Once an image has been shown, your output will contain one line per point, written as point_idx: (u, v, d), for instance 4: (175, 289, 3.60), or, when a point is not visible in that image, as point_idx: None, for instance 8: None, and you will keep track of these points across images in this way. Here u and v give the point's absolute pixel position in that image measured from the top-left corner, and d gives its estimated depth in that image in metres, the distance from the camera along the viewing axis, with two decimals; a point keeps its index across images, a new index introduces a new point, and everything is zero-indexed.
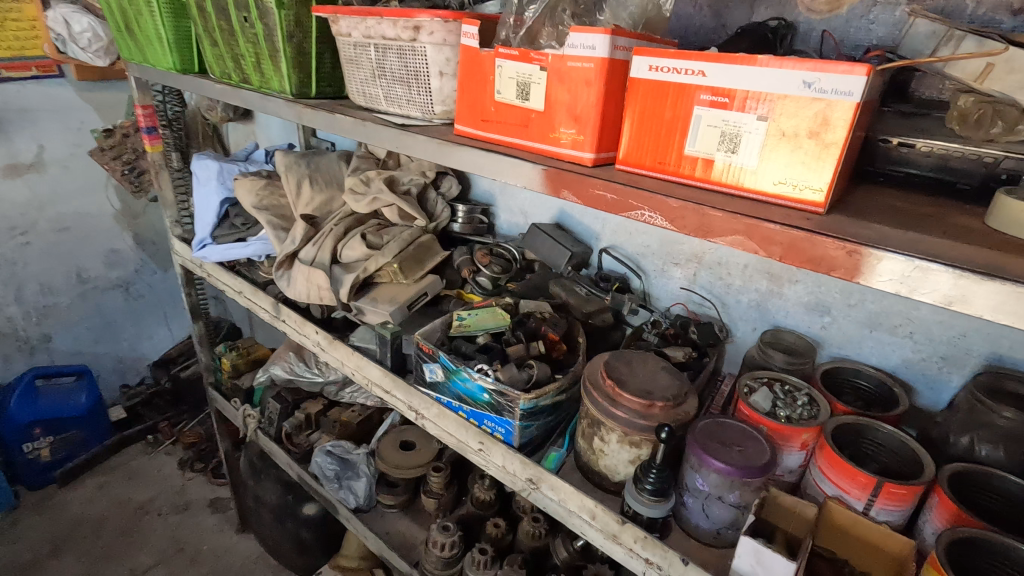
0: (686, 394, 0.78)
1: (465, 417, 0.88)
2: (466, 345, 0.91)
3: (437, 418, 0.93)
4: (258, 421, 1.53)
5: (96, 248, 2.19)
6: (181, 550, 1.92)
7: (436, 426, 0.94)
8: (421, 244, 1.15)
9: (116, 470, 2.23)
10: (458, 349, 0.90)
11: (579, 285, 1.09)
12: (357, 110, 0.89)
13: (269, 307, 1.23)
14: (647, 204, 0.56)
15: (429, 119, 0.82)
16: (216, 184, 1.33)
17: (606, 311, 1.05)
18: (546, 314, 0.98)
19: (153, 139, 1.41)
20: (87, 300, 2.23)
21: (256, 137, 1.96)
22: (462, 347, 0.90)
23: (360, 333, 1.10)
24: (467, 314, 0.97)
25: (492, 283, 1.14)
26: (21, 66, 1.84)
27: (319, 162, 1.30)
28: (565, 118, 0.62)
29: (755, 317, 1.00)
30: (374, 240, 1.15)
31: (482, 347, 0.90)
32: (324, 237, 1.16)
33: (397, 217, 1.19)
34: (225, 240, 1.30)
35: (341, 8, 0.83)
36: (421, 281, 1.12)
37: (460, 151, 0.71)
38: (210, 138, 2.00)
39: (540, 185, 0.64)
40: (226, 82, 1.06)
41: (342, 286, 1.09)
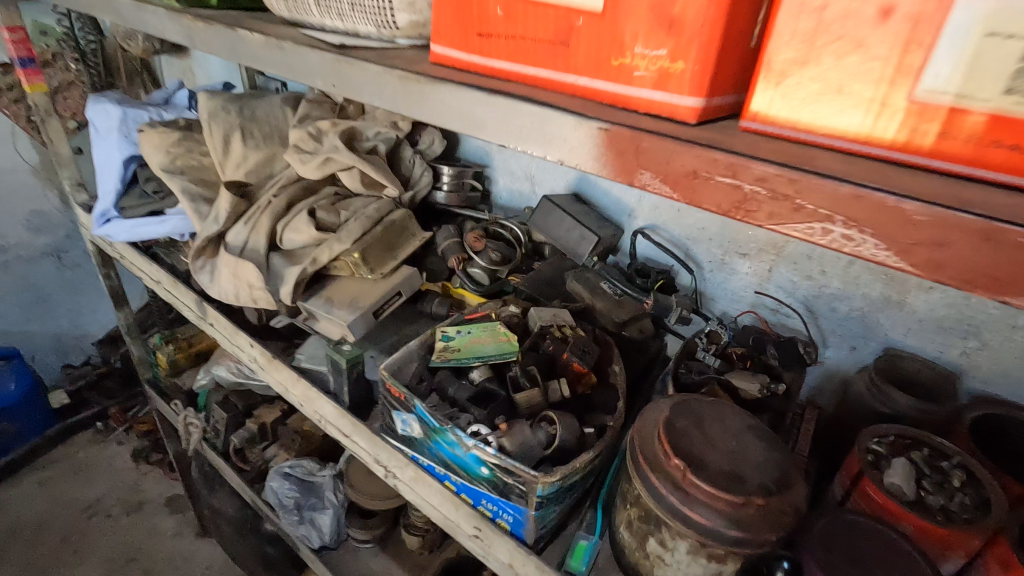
0: (791, 475, 0.51)
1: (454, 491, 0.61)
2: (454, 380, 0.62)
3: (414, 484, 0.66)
4: (202, 432, 1.25)
5: (13, 210, 1.84)
6: (134, 559, 1.70)
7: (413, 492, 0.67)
8: (391, 224, 0.85)
9: (61, 464, 1.97)
10: (444, 391, 0.62)
11: (606, 281, 0.80)
12: (278, 26, 0.56)
13: (193, 306, 0.93)
14: (842, 209, 0.28)
15: (390, 39, 0.49)
16: (118, 136, 0.99)
17: (643, 319, 0.76)
18: (568, 333, 0.69)
19: (32, 74, 1.04)
20: (9, 272, 1.89)
21: (194, 74, 1.59)
22: (450, 386, 0.62)
23: (309, 348, 0.81)
24: (455, 331, 0.68)
25: (489, 277, 0.85)
26: None
27: (255, 107, 0.96)
28: (646, 27, 0.31)
29: (855, 332, 0.72)
30: (327, 220, 0.84)
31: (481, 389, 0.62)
32: (259, 214, 0.85)
33: (359, 186, 0.87)
34: (133, 213, 0.97)
35: None
36: (392, 276, 0.82)
37: (443, 94, 0.40)
38: (137, 74, 1.61)
39: (593, 160, 0.34)
40: None
41: (282, 285, 0.79)
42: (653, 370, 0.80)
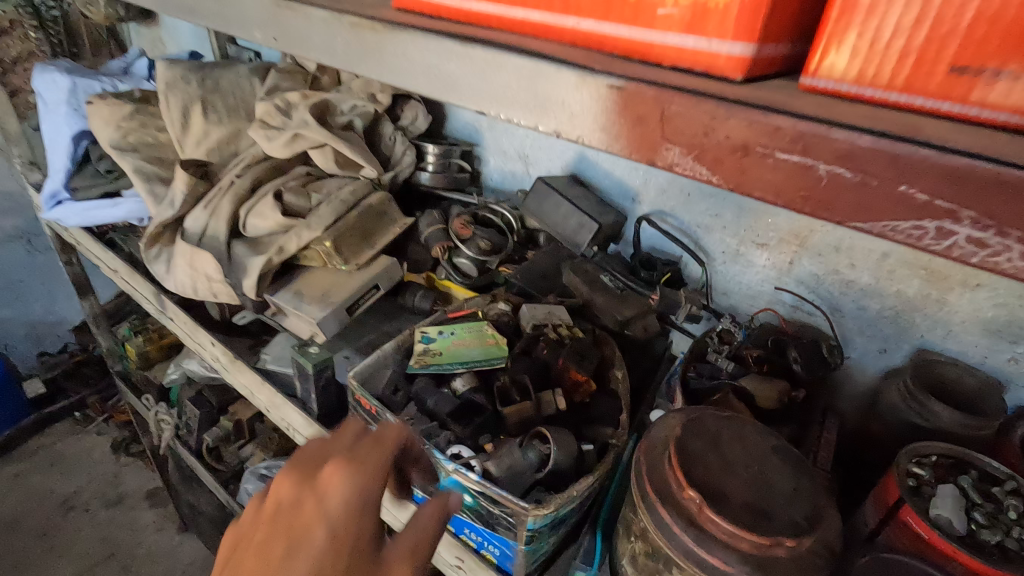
0: (823, 509, 0.44)
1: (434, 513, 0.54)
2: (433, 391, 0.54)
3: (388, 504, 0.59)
4: (174, 429, 1.18)
5: None
6: (112, 556, 1.63)
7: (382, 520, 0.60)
8: (368, 209, 0.76)
9: (37, 455, 1.89)
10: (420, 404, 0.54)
11: (607, 274, 0.72)
12: None
13: (152, 299, 0.84)
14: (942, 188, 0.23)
15: None
16: (66, 109, 0.89)
17: (649, 316, 0.68)
18: (564, 334, 0.61)
19: None
20: None
21: (165, 43, 1.47)
22: (425, 399, 0.54)
23: (275, 346, 0.72)
24: (436, 332, 0.60)
25: (477, 268, 0.77)
26: None
27: (218, 77, 0.86)
28: None
29: (886, 333, 0.64)
30: (296, 205, 0.75)
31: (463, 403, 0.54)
32: (220, 197, 0.76)
33: (332, 166, 0.78)
34: (84, 195, 0.88)
35: None
36: (368, 267, 0.73)
37: (409, 47, 0.35)
38: (103, 43, 1.49)
39: (601, 120, 0.29)
40: None
41: (245, 277, 0.70)
42: (658, 371, 0.72)
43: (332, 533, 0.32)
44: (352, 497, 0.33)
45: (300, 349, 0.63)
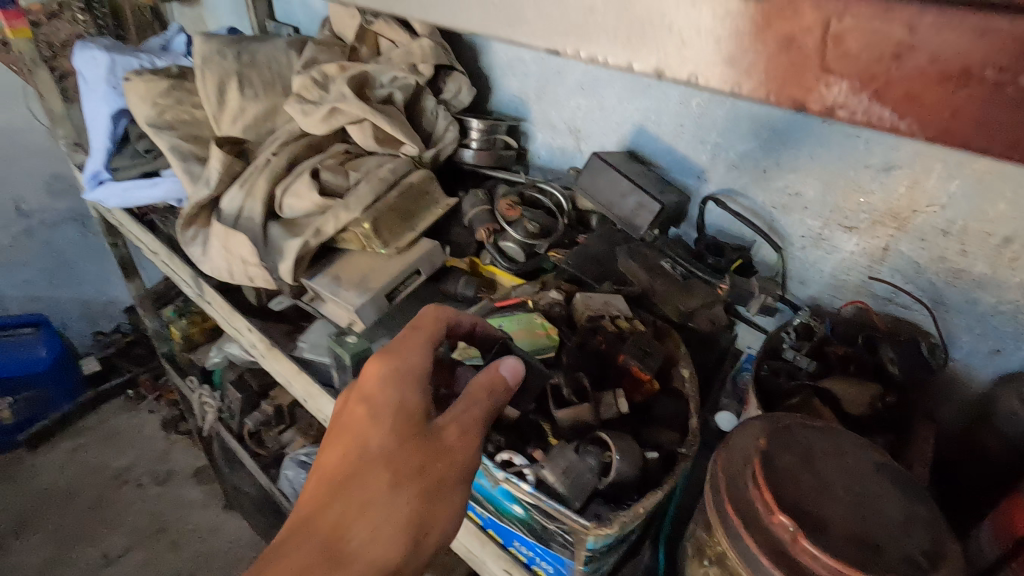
0: (941, 542, 0.37)
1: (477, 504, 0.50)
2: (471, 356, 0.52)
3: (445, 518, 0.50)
4: (217, 411, 1.18)
5: (32, 175, 1.74)
6: (161, 531, 1.68)
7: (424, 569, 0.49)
8: (409, 188, 0.71)
9: (93, 430, 1.96)
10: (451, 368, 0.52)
11: (670, 259, 0.66)
12: None
13: (190, 282, 0.82)
14: None
15: None
16: (106, 87, 0.87)
17: (716, 308, 0.62)
18: (624, 326, 0.55)
19: (13, 18, 0.91)
20: (33, 237, 1.83)
21: (207, 23, 1.44)
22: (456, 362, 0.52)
23: (313, 334, 0.69)
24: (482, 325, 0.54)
25: (525, 252, 0.71)
26: None
27: (255, 50, 0.82)
28: None
29: (1005, 333, 0.55)
30: (333, 183, 0.71)
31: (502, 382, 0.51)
32: (256, 174, 0.72)
33: (372, 143, 0.74)
34: (125, 175, 0.87)
35: None
36: (409, 250, 0.68)
37: None
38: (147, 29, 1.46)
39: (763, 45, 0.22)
40: None
41: (281, 260, 0.67)
42: (725, 367, 0.66)
43: (376, 411, 0.44)
44: (386, 385, 0.45)
45: (338, 337, 0.63)
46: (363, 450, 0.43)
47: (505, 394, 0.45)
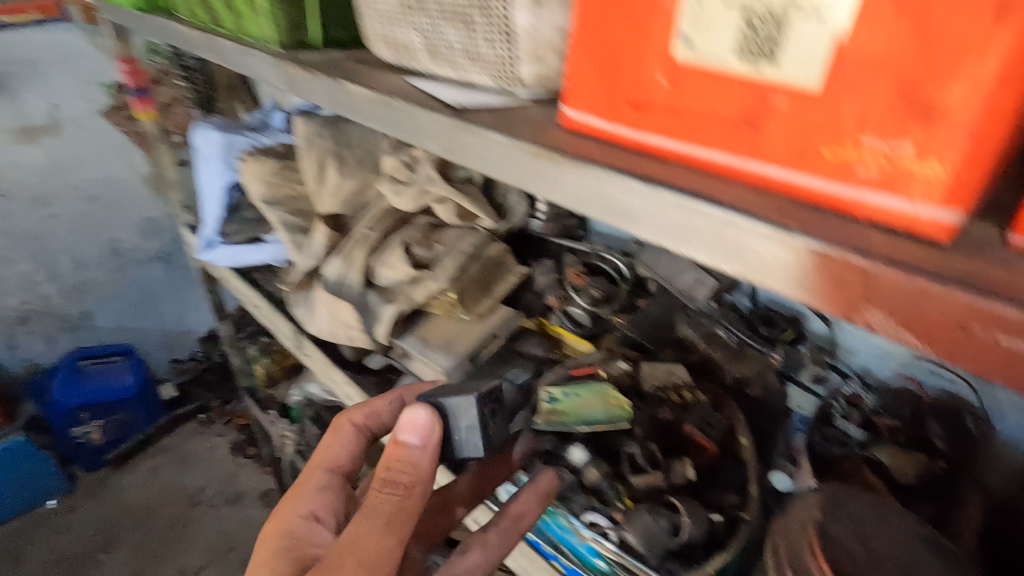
0: None
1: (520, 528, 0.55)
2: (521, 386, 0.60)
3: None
4: (296, 444, 1.29)
5: (127, 218, 1.92)
6: (232, 550, 1.80)
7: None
8: (489, 260, 0.81)
9: (169, 452, 2.11)
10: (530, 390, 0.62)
11: (726, 329, 0.73)
12: (377, 74, 0.49)
13: (290, 335, 0.93)
14: None
15: (507, 89, 0.41)
16: (219, 163, 0.99)
17: (770, 376, 0.69)
18: (687, 397, 0.62)
19: (144, 103, 1.16)
20: (125, 273, 2.01)
21: None
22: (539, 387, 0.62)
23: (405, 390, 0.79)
24: (561, 392, 0.62)
25: (590, 318, 0.80)
26: (17, 10, 1.54)
27: (348, 132, 0.93)
28: (881, 113, 0.23)
29: None
30: (423, 256, 0.81)
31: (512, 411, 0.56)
32: (354, 246, 0.82)
33: (453, 218, 0.82)
34: (236, 240, 1.01)
35: None
36: (488, 317, 0.78)
37: (580, 178, 0.33)
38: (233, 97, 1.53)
39: (795, 282, 0.27)
40: (195, 24, 0.67)
41: (378, 325, 0.77)
42: (776, 432, 0.68)
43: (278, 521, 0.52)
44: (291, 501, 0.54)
45: None
46: (269, 533, 0.51)
47: (410, 465, 0.47)
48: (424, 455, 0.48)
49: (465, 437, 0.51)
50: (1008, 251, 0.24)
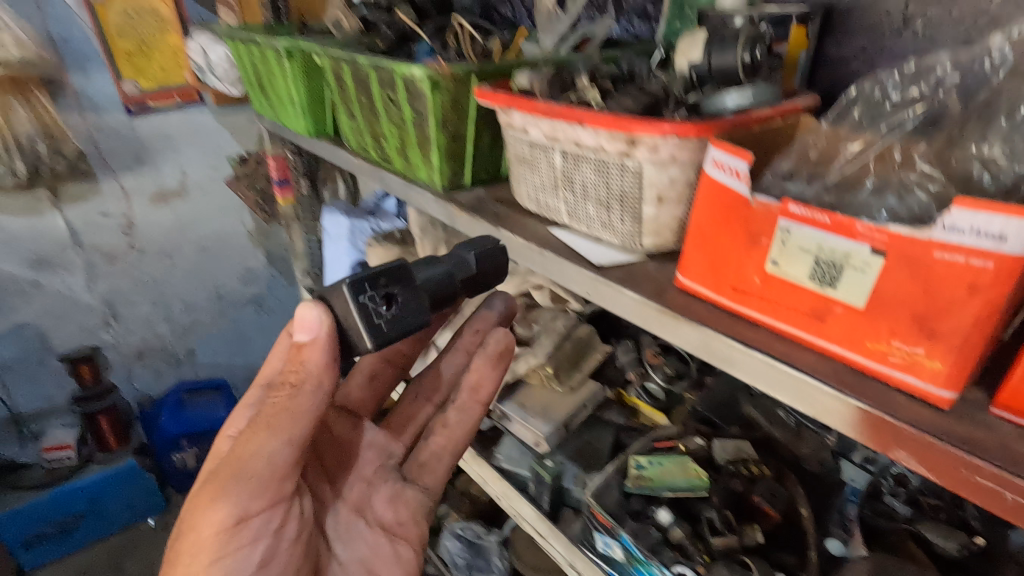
0: None
1: (480, 398, 0.66)
2: (449, 271, 0.54)
3: (390, 505, 0.61)
4: None
5: (231, 267, 2.18)
6: None
7: (386, 544, 0.60)
8: (579, 339, 0.95)
9: None
10: (468, 271, 0.56)
11: (784, 409, 0.85)
12: (524, 221, 0.66)
13: None
14: None
15: (630, 248, 0.57)
16: (347, 244, 1.21)
17: (825, 453, 0.80)
18: (754, 471, 0.75)
19: (285, 191, 1.39)
20: (225, 315, 2.25)
21: None
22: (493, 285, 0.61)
23: (506, 448, 0.93)
24: (647, 460, 0.77)
25: (664, 393, 0.94)
26: (165, 95, 1.81)
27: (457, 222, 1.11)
28: (904, 327, 0.37)
29: None
30: (523, 334, 0.97)
31: (420, 295, 0.50)
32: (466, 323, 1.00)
33: (547, 302, 0.99)
34: None
35: (517, 99, 0.57)
36: (579, 389, 0.93)
37: (693, 332, 0.48)
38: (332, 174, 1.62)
39: (851, 427, 0.40)
40: (364, 156, 0.86)
41: None
42: (830, 499, 0.78)
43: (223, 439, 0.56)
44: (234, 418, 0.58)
45: (539, 460, 0.87)
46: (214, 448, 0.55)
47: (306, 367, 0.46)
48: (317, 352, 0.46)
49: (353, 328, 0.47)
50: (986, 414, 0.38)
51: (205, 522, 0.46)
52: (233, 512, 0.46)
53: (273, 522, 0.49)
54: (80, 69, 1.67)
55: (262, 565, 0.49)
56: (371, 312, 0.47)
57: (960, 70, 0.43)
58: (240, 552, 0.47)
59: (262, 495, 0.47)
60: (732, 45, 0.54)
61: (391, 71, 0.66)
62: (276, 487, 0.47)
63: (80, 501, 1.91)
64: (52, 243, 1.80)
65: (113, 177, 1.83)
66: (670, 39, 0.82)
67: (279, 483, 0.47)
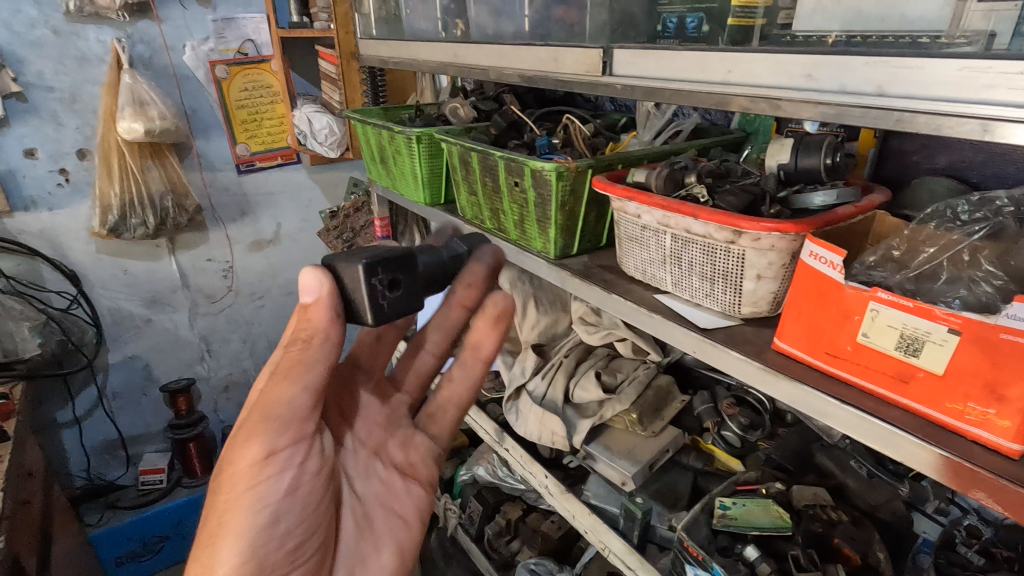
0: None
1: (482, 356, 0.71)
2: (444, 260, 0.56)
3: (403, 448, 0.66)
4: (459, 517, 1.53)
5: None
6: None
7: (398, 481, 0.64)
8: (660, 388, 1.05)
9: None
10: (462, 259, 0.58)
11: (857, 461, 0.93)
12: (630, 286, 0.79)
13: (491, 431, 1.20)
14: None
15: (729, 314, 0.68)
16: None
17: (899, 503, 0.86)
18: (832, 514, 0.82)
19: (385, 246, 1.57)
20: None
21: None
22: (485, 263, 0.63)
23: (594, 486, 1.03)
24: (730, 501, 0.85)
25: (740, 441, 1.01)
26: (270, 157, 2.06)
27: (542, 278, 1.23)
28: (977, 391, 0.47)
29: None
30: (609, 381, 1.06)
31: (419, 281, 0.52)
32: (554, 370, 1.10)
33: (628, 352, 1.08)
34: None
35: (635, 192, 0.70)
36: (662, 434, 1.02)
37: (792, 388, 0.58)
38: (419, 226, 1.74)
39: (933, 471, 0.49)
40: (478, 225, 1.01)
41: (576, 433, 1.02)
42: (905, 547, 0.84)
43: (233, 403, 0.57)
44: None
45: (629, 497, 0.95)
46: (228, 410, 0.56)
47: (317, 319, 0.47)
48: (321, 310, 0.46)
49: (355, 306, 0.48)
50: None
51: (237, 456, 0.47)
52: (263, 445, 0.47)
53: (300, 456, 0.50)
54: (203, 135, 1.92)
55: (290, 494, 0.50)
56: (376, 296, 0.48)
57: (1016, 201, 0.52)
58: (274, 484, 0.49)
59: (288, 429, 0.48)
60: (815, 151, 0.66)
61: (523, 164, 0.81)
62: (299, 424, 0.49)
63: (166, 524, 2.06)
64: (164, 284, 2.01)
65: (221, 227, 2.06)
66: (745, 128, 0.94)
67: (300, 420, 0.49)
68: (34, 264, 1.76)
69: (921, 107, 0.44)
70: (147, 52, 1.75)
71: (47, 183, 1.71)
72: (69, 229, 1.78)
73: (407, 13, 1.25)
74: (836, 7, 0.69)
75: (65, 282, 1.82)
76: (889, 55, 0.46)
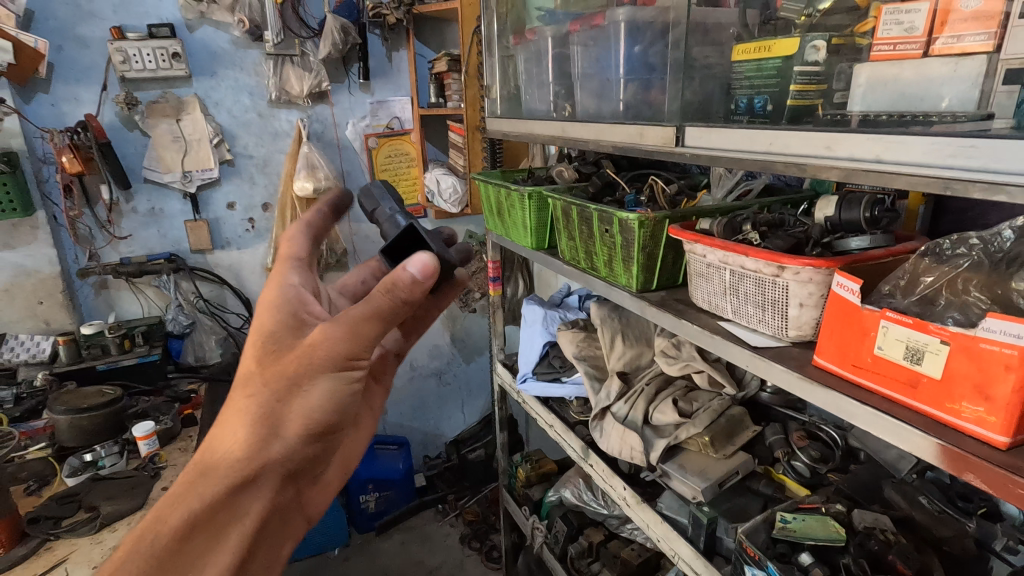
0: None
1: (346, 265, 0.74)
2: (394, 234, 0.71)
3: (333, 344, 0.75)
4: (546, 537, 1.66)
5: (424, 345, 2.62)
6: None
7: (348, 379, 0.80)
8: (732, 417, 1.16)
9: (413, 530, 2.59)
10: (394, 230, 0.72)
11: (926, 497, 0.97)
12: (699, 314, 0.95)
13: (578, 449, 1.38)
14: None
15: (779, 337, 0.82)
16: (541, 326, 1.54)
17: (967, 538, 0.89)
18: (891, 537, 0.88)
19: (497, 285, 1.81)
20: (412, 383, 2.67)
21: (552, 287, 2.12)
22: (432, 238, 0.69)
23: (667, 499, 1.16)
24: (791, 516, 0.94)
25: (810, 471, 1.07)
26: None
27: (629, 316, 1.40)
28: (970, 393, 0.57)
29: None
30: (687, 408, 1.19)
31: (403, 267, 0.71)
32: (637, 396, 1.25)
33: (705, 384, 1.21)
34: (544, 377, 1.50)
35: (700, 236, 0.88)
36: (732, 458, 1.11)
37: (826, 395, 0.70)
38: (520, 268, 2.05)
39: (936, 458, 0.60)
40: (575, 265, 1.22)
41: (653, 450, 1.14)
42: None
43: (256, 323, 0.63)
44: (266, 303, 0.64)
45: (698, 506, 1.06)
46: (260, 326, 0.63)
47: (411, 290, 0.61)
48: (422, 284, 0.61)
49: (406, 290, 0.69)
50: None
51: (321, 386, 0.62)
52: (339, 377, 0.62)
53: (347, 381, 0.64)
54: None
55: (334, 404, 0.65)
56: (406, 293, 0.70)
57: (984, 239, 0.65)
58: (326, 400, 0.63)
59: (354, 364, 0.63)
60: (857, 206, 0.80)
61: (612, 215, 1.01)
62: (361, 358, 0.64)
63: None
64: None
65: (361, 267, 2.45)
66: (815, 188, 1.08)
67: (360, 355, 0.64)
68: (222, 291, 2.22)
69: (907, 170, 0.59)
70: (321, 128, 2.22)
71: (239, 228, 2.19)
72: (249, 264, 2.24)
73: (527, 97, 1.54)
74: (884, 87, 0.83)
75: (242, 307, 2.27)
76: (884, 132, 0.62)
